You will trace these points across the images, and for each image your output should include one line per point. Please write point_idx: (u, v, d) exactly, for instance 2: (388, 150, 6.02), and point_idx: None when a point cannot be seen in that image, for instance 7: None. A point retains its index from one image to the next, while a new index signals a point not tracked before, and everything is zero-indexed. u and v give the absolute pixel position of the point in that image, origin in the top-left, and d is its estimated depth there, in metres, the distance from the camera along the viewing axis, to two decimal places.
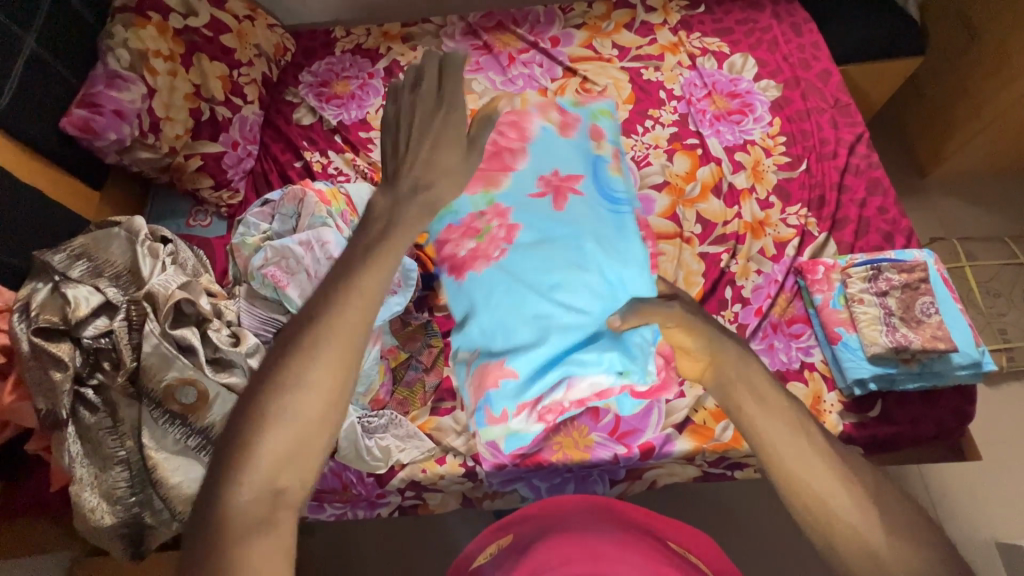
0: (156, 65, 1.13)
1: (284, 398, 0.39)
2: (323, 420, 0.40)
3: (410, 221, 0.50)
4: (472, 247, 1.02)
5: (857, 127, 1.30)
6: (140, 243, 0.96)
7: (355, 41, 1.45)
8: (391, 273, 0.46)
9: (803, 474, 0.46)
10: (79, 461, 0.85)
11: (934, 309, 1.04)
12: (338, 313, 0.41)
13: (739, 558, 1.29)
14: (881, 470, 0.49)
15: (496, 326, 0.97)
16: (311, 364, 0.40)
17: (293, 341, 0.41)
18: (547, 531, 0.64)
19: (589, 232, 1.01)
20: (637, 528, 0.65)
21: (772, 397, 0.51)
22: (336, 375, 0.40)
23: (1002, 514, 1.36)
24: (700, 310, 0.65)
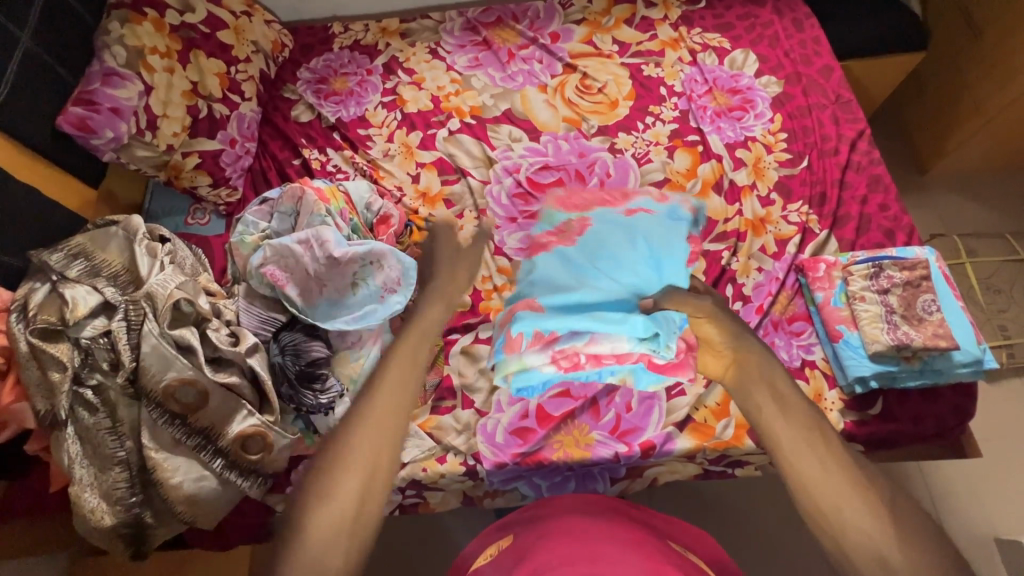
0: (153, 61, 1.13)
1: (330, 484, 0.63)
2: (353, 495, 0.62)
3: (407, 351, 0.78)
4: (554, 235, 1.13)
5: (859, 123, 1.29)
6: (139, 242, 0.95)
7: (353, 37, 1.44)
8: (396, 391, 0.71)
9: (820, 477, 0.67)
10: (79, 462, 0.85)
11: (935, 307, 1.04)
12: (361, 425, 0.67)
13: (739, 554, 1.29)
14: (879, 476, 0.69)
15: (545, 278, 1.07)
16: (348, 457, 0.65)
17: (334, 447, 0.67)
18: (546, 536, 0.64)
19: (646, 232, 1.08)
20: (636, 529, 0.65)
21: (794, 408, 0.74)
22: (363, 462, 0.64)
23: (1001, 510, 1.36)
24: (720, 309, 0.96)
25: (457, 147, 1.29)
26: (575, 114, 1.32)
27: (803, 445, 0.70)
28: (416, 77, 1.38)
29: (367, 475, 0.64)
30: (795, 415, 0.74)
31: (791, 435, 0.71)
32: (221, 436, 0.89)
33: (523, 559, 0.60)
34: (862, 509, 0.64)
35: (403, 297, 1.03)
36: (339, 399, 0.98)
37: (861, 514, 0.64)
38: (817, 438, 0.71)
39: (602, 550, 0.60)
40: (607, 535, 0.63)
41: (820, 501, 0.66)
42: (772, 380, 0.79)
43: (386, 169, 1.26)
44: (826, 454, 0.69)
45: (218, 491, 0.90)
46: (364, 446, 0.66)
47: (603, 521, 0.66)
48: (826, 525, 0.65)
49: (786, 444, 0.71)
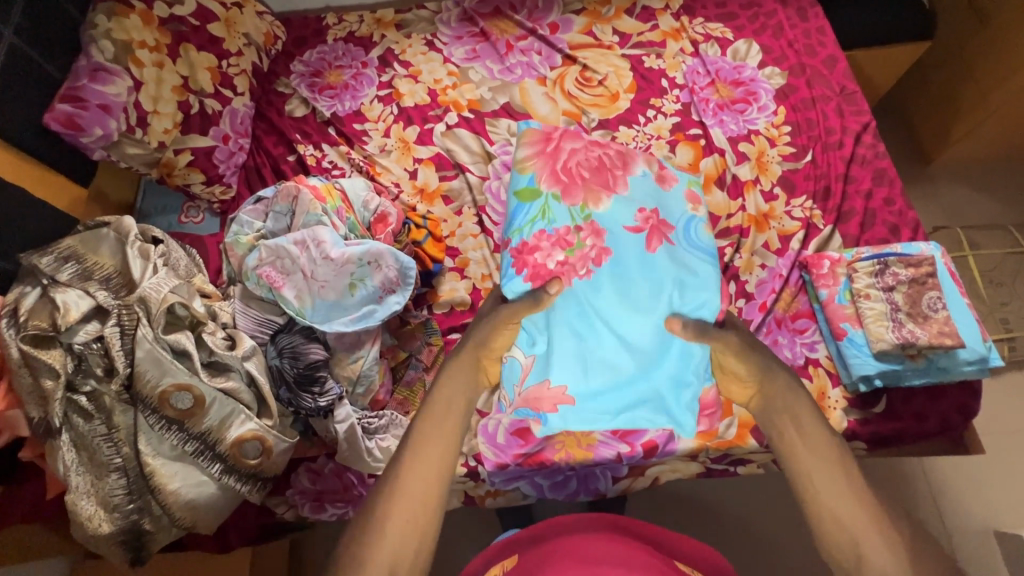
0: (141, 55, 1.09)
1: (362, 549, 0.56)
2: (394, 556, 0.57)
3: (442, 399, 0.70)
4: (557, 261, 0.98)
5: (863, 116, 1.27)
6: (131, 244, 0.93)
7: (348, 29, 1.41)
8: (433, 442, 0.65)
9: (839, 513, 0.61)
10: (74, 470, 0.84)
11: (941, 304, 1.02)
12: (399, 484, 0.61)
13: (740, 549, 1.30)
14: (905, 517, 0.60)
15: (565, 350, 0.94)
16: (385, 520, 0.58)
17: (370, 506, 0.60)
18: (549, 561, 0.63)
19: (671, 282, 0.96)
20: (638, 551, 0.64)
21: (814, 437, 0.68)
22: (401, 523, 0.58)
23: (1001, 504, 1.36)
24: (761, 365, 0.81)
25: (455, 142, 1.27)
26: (575, 107, 1.30)
27: (828, 479, 0.64)
28: (413, 70, 1.34)
29: (401, 541, 0.58)
30: (815, 439, 0.68)
31: (813, 461, 0.66)
32: (219, 441, 0.88)
33: None
34: (883, 552, 0.57)
35: (402, 297, 1.03)
36: (338, 402, 0.96)
37: (882, 552, 0.57)
38: (841, 470, 0.64)
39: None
40: (612, 559, 0.63)
41: (839, 535, 0.60)
42: (795, 409, 0.72)
43: (384, 165, 1.24)
44: (848, 487, 0.63)
45: (217, 497, 0.89)
46: (397, 507, 0.59)
47: (610, 542, 0.66)
48: (844, 563, 0.59)
49: (804, 470, 0.66)
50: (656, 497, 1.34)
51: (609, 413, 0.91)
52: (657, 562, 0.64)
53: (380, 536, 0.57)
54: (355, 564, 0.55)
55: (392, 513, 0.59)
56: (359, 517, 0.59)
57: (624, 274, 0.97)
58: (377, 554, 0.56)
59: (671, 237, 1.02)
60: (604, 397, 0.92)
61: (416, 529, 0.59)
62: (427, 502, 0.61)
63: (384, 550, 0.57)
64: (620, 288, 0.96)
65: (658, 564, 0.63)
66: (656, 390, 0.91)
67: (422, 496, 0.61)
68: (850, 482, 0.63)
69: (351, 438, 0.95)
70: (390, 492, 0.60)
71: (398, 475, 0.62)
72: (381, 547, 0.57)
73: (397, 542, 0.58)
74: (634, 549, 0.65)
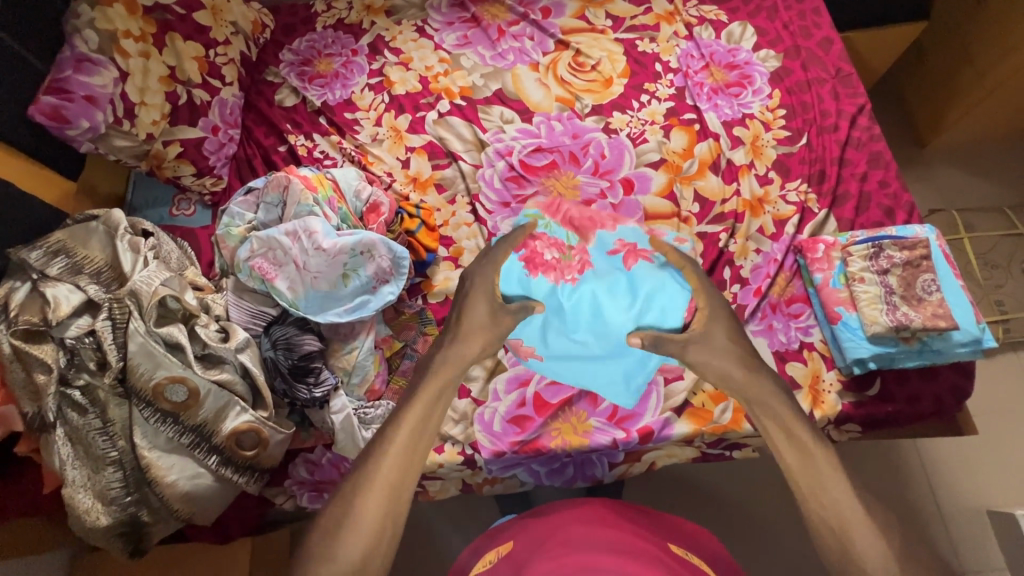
0: (127, 46, 1.07)
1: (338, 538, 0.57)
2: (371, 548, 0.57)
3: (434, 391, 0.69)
4: (554, 256, 1.11)
5: (859, 98, 1.26)
6: (120, 237, 0.92)
7: (337, 16, 1.38)
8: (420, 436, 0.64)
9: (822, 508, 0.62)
10: (70, 463, 0.84)
11: (935, 287, 1.03)
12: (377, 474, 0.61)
13: (734, 531, 1.31)
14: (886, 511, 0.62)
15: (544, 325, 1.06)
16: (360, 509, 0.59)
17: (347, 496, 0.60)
18: (542, 549, 0.64)
19: (645, 296, 1.06)
20: (633, 538, 0.65)
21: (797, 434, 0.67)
22: (378, 513, 0.59)
23: (993, 484, 1.38)
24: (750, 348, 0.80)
25: (447, 130, 1.25)
26: (568, 93, 1.28)
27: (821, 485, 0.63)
28: (403, 57, 1.33)
29: (376, 533, 0.58)
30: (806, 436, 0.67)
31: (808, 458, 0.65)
32: (215, 433, 0.88)
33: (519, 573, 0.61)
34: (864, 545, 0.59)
35: (395, 287, 1.03)
36: (334, 393, 0.96)
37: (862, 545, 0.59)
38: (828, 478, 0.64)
39: (600, 566, 0.59)
40: (603, 545, 0.63)
41: (823, 529, 0.61)
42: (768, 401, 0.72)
43: (376, 154, 1.23)
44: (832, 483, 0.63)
45: (215, 488, 0.90)
46: (373, 498, 0.59)
47: (603, 528, 0.66)
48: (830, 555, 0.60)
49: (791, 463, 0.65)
50: (652, 482, 1.35)
51: (566, 377, 1.04)
52: (653, 546, 0.64)
53: (352, 529, 0.58)
54: (327, 555, 0.56)
55: (368, 503, 0.59)
56: (334, 507, 0.60)
57: (604, 284, 1.08)
58: (352, 544, 0.57)
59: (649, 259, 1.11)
60: (563, 365, 1.04)
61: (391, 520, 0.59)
62: (401, 494, 0.61)
63: (357, 539, 0.57)
64: (598, 291, 1.08)
65: (653, 550, 0.63)
66: (611, 373, 1.04)
67: (400, 486, 0.61)
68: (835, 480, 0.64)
69: (347, 429, 0.95)
70: (367, 481, 0.60)
71: (381, 463, 0.61)
72: (351, 539, 0.57)
73: (373, 531, 0.58)
74: (628, 536, 0.65)
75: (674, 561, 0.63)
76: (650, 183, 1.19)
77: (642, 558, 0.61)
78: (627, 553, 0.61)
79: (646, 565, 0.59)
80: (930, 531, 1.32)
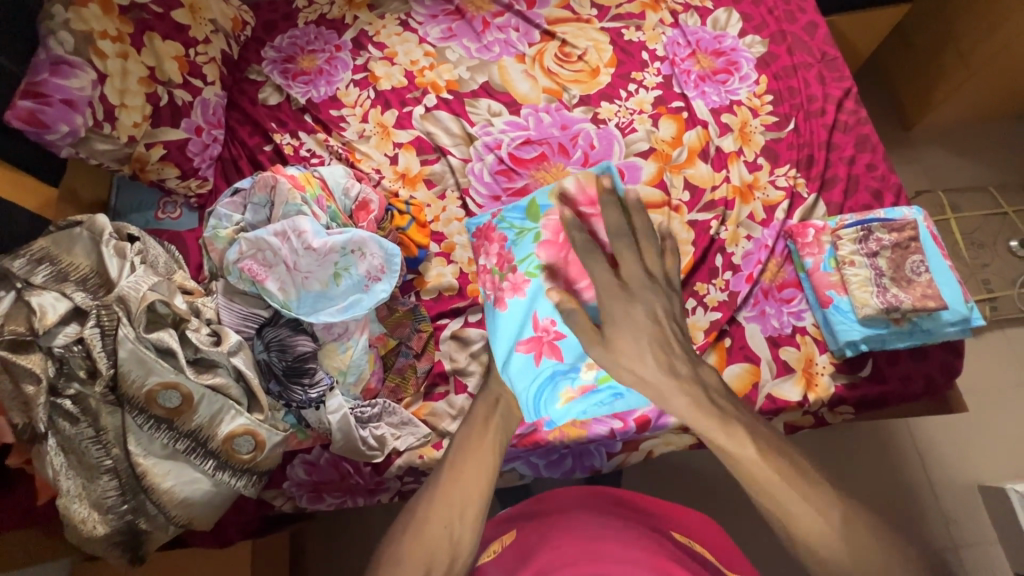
0: (104, 47, 1.04)
1: (411, 535, 0.62)
2: (445, 540, 0.61)
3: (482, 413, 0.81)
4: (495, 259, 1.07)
5: (844, 81, 1.26)
6: (105, 243, 0.91)
7: (319, 11, 1.36)
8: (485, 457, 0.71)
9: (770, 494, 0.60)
10: (64, 474, 0.82)
11: (924, 268, 1.04)
12: (446, 483, 0.66)
13: (732, 515, 1.33)
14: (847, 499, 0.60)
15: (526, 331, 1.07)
16: (429, 509, 0.64)
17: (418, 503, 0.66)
18: (546, 539, 0.64)
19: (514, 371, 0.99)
20: (636, 523, 0.66)
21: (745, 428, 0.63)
22: (443, 513, 0.63)
23: (984, 458, 1.41)
24: None
25: (435, 125, 1.24)
26: (555, 84, 1.27)
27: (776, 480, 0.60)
28: (388, 52, 1.31)
29: (440, 542, 0.61)
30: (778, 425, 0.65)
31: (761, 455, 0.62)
32: (210, 437, 0.88)
33: (525, 566, 0.61)
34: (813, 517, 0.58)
35: (387, 285, 1.02)
36: (329, 393, 0.96)
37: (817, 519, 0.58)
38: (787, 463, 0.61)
39: (605, 553, 0.60)
40: (605, 532, 0.64)
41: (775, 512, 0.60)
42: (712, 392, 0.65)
43: (363, 151, 1.22)
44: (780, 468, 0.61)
45: (213, 493, 0.89)
46: (439, 507, 0.64)
47: (607, 517, 0.67)
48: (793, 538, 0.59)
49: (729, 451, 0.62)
50: (650, 468, 1.37)
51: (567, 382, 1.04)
52: (657, 534, 0.65)
53: (439, 510, 0.64)
54: (418, 527, 0.62)
55: (434, 509, 0.64)
56: (405, 512, 0.65)
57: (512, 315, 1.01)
58: (414, 554, 0.60)
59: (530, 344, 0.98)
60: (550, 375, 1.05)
61: (461, 519, 0.63)
62: (480, 483, 0.67)
63: (422, 546, 0.61)
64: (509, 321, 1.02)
65: (655, 537, 0.64)
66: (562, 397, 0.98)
67: (465, 500, 0.65)
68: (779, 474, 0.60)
69: (345, 428, 0.94)
70: (434, 485, 0.67)
71: (446, 475, 0.68)
72: (438, 515, 0.63)
73: (438, 535, 0.62)
74: (629, 522, 0.66)
75: (677, 548, 0.63)
76: (640, 172, 1.19)
77: (644, 545, 0.61)
78: (627, 542, 0.62)
79: (649, 552, 0.60)
80: (923, 506, 1.35)
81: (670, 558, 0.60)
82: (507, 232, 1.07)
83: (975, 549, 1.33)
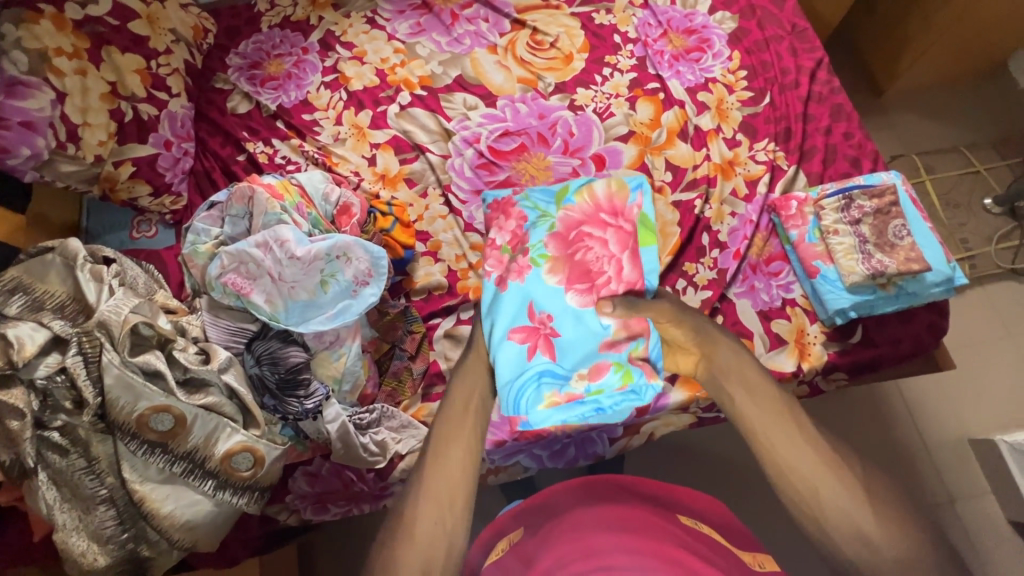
0: (60, 64, 1.00)
1: (405, 535, 0.62)
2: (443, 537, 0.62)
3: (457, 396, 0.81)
4: (506, 240, 1.05)
5: (816, 52, 1.27)
6: (80, 268, 0.88)
7: (282, 14, 1.33)
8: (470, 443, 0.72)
9: (792, 462, 0.64)
10: (58, 507, 0.80)
11: (906, 231, 1.05)
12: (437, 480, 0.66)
13: (735, 489, 1.34)
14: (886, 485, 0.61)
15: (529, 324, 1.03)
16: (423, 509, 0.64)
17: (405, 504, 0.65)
18: (554, 537, 0.64)
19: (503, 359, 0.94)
20: (642, 513, 0.66)
21: (757, 390, 0.71)
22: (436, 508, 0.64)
23: (973, 413, 1.44)
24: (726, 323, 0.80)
25: (411, 122, 1.22)
26: (529, 73, 1.26)
27: (772, 423, 0.67)
28: (357, 51, 1.28)
29: (434, 544, 0.61)
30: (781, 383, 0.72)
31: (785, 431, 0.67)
32: (207, 457, 0.86)
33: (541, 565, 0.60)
34: (840, 488, 0.61)
35: (376, 289, 1.00)
36: (326, 402, 0.94)
37: (841, 494, 0.60)
38: (790, 414, 0.68)
39: (602, 546, 0.60)
40: (607, 524, 0.63)
41: (797, 482, 0.63)
42: (738, 368, 0.75)
43: (340, 154, 1.19)
44: (804, 437, 0.65)
45: (215, 513, 0.87)
46: (430, 506, 0.64)
47: (610, 508, 0.67)
48: (806, 506, 0.61)
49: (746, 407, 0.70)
50: (651, 451, 1.38)
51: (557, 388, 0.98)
52: (669, 525, 0.64)
53: (427, 510, 0.63)
54: (408, 529, 0.62)
55: (423, 507, 0.64)
56: (394, 519, 0.64)
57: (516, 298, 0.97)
58: (410, 555, 0.60)
59: (529, 335, 0.94)
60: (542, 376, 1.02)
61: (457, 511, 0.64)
62: (466, 471, 0.68)
63: (416, 550, 0.61)
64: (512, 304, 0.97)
65: (666, 526, 0.64)
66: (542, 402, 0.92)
67: (453, 495, 0.65)
68: (802, 430, 0.66)
69: (344, 436, 0.93)
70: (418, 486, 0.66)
71: (431, 467, 0.68)
72: (427, 515, 0.63)
73: (430, 537, 0.61)
74: (633, 509, 0.66)
75: (688, 536, 0.63)
76: (621, 156, 1.19)
77: (649, 533, 0.61)
78: (637, 533, 0.61)
79: (648, 537, 0.61)
80: (918, 465, 1.38)
81: (678, 544, 0.60)
82: (529, 212, 1.07)
83: (971, 502, 1.36)
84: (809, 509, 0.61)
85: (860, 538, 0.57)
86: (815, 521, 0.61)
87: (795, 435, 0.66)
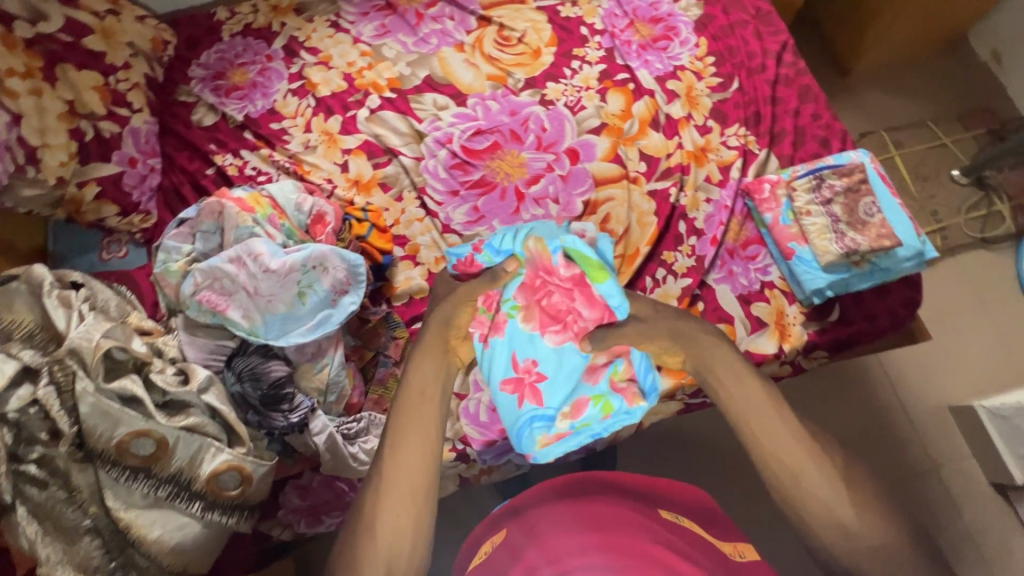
0: (13, 85, 0.97)
1: (368, 533, 0.62)
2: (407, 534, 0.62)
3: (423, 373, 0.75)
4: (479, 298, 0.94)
5: (780, 35, 1.28)
6: (47, 294, 0.85)
7: (243, 21, 1.30)
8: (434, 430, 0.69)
9: (777, 452, 0.64)
10: (41, 542, 0.75)
11: (876, 209, 1.07)
12: (398, 476, 0.65)
13: (726, 470, 1.36)
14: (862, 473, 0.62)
15: None
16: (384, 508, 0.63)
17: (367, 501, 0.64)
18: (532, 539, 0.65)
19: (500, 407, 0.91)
20: (617, 511, 0.66)
21: (743, 376, 0.70)
22: (400, 507, 0.63)
23: (952, 381, 1.48)
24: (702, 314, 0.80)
25: (382, 126, 1.21)
26: (498, 70, 1.25)
27: (758, 410, 0.67)
28: (322, 56, 1.26)
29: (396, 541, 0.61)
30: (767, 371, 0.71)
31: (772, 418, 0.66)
32: (193, 479, 0.84)
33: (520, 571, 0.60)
34: (818, 477, 0.61)
35: (355, 297, 0.99)
36: (312, 415, 0.93)
37: (821, 484, 0.61)
38: (776, 404, 0.67)
39: (567, 551, 0.61)
40: (577, 524, 0.64)
41: (779, 469, 0.63)
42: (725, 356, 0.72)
43: (311, 162, 1.18)
44: (788, 425, 0.65)
45: (204, 534, 0.86)
46: (391, 506, 0.63)
47: (584, 506, 0.67)
48: (790, 495, 0.62)
49: (735, 391, 0.69)
50: (642, 439, 1.39)
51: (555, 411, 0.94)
52: (649, 521, 0.65)
53: (387, 506, 0.63)
54: (368, 527, 0.62)
55: (386, 505, 0.63)
56: (355, 516, 0.64)
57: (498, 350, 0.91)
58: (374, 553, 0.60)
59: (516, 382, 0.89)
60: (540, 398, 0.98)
61: (420, 508, 0.64)
62: (428, 465, 0.67)
63: (379, 548, 0.61)
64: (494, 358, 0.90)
65: (645, 522, 0.64)
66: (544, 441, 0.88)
67: (415, 493, 0.64)
68: (784, 418, 0.66)
69: (332, 448, 0.93)
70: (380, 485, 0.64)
71: (392, 462, 0.66)
72: (388, 512, 0.63)
73: (392, 535, 0.62)
74: (606, 507, 0.67)
75: (667, 531, 0.64)
76: (595, 148, 1.19)
77: (623, 532, 0.62)
78: (615, 533, 0.62)
79: (621, 536, 0.62)
80: (901, 435, 1.42)
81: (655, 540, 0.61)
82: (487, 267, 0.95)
83: (954, 468, 1.40)
84: (789, 497, 0.62)
85: (840, 529, 0.58)
86: (792, 508, 0.61)
87: (779, 424, 0.66)
